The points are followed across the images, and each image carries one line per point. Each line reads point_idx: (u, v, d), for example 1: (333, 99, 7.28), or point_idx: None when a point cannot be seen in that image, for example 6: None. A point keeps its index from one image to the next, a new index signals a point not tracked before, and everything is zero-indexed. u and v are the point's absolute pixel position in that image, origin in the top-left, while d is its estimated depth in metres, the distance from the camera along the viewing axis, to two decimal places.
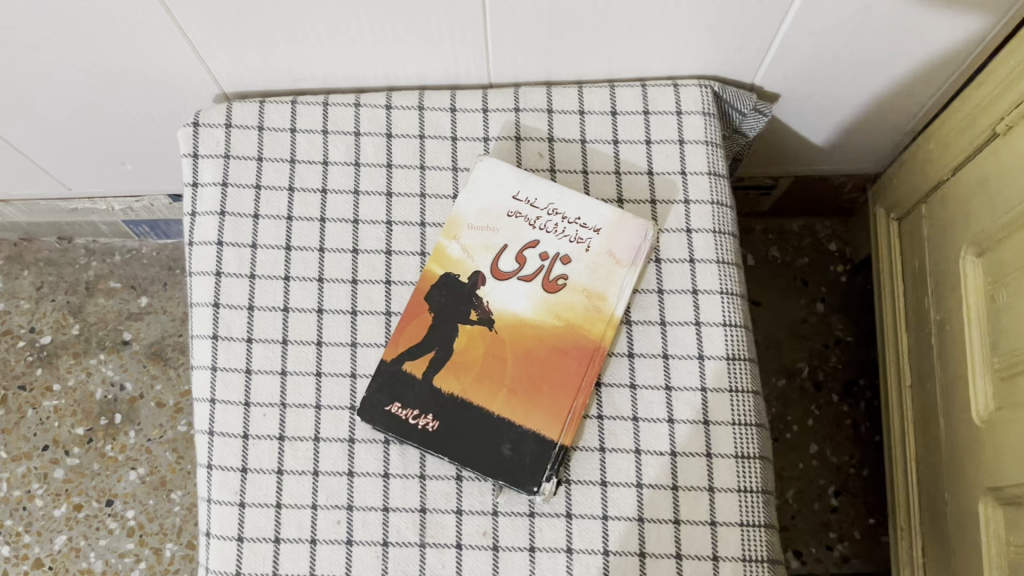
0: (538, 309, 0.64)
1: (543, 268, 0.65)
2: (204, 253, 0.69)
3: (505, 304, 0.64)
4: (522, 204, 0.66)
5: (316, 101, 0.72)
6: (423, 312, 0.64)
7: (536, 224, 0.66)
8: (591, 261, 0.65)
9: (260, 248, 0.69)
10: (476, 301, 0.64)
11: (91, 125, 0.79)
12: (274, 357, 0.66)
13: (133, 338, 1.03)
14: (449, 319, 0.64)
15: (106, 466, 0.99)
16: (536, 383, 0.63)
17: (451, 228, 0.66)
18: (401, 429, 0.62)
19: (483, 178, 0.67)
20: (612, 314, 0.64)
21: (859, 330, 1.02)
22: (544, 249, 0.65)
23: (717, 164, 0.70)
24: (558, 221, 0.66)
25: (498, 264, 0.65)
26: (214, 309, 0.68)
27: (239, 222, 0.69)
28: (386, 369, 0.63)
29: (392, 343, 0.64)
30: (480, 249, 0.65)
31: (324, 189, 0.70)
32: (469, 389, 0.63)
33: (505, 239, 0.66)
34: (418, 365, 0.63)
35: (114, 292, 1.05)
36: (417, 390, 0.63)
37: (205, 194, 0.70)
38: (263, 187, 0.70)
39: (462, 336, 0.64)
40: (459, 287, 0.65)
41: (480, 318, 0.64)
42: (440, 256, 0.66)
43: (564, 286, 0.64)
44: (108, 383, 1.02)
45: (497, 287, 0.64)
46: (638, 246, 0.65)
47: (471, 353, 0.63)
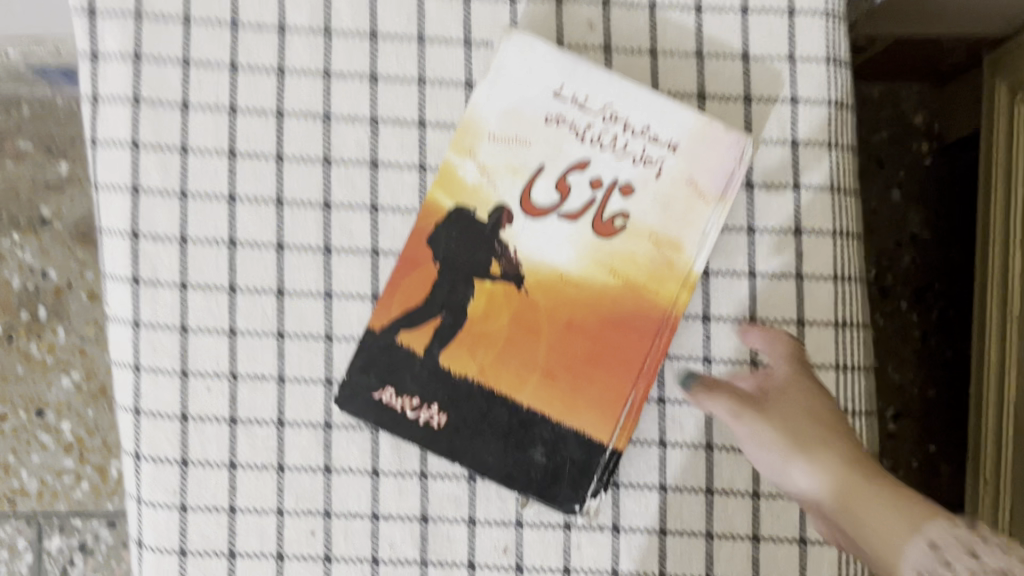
0: (585, 262, 0.46)
1: (594, 202, 0.46)
2: (113, 159, 0.49)
3: (539, 253, 0.46)
4: (566, 105, 0.46)
5: None
6: (424, 262, 0.46)
7: (585, 135, 0.46)
8: (662, 194, 0.46)
9: (191, 153, 0.49)
10: (499, 249, 0.46)
11: None
12: (217, 311, 0.48)
13: (53, 215, 0.84)
14: (460, 274, 0.46)
15: (34, 370, 0.83)
16: (581, 365, 0.46)
17: (464, 140, 0.46)
18: (396, 424, 0.47)
19: (509, 63, 0.46)
20: (689, 270, 0.46)
21: (940, 225, 0.84)
22: (596, 173, 0.46)
23: (839, 46, 0.50)
24: (617, 133, 0.46)
25: (531, 195, 0.46)
26: (132, 241, 0.48)
27: (161, 115, 0.49)
28: (374, 342, 0.46)
29: (381, 306, 0.47)
30: (505, 172, 0.47)
31: (280, 69, 0.49)
32: (490, 371, 0.46)
33: (541, 158, 0.46)
34: (419, 339, 0.46)
35: (26, 155, 0.84)
36: (418, 372, 0.46)
37: (109, 72, 0.48)
38: (193, 64, 0.49)
39: (479, 299, 0.46)
40: (475, 227, 0.46)
41: (505, 272, 0.46)
42: (448, 179, 0.47)
43: (623, 229, 0.46)
44: (27, 270, 0.83)
45: (529, 230, 0.46)
46: (729, 173, 0.46)
47: (492, 324, 0.46)
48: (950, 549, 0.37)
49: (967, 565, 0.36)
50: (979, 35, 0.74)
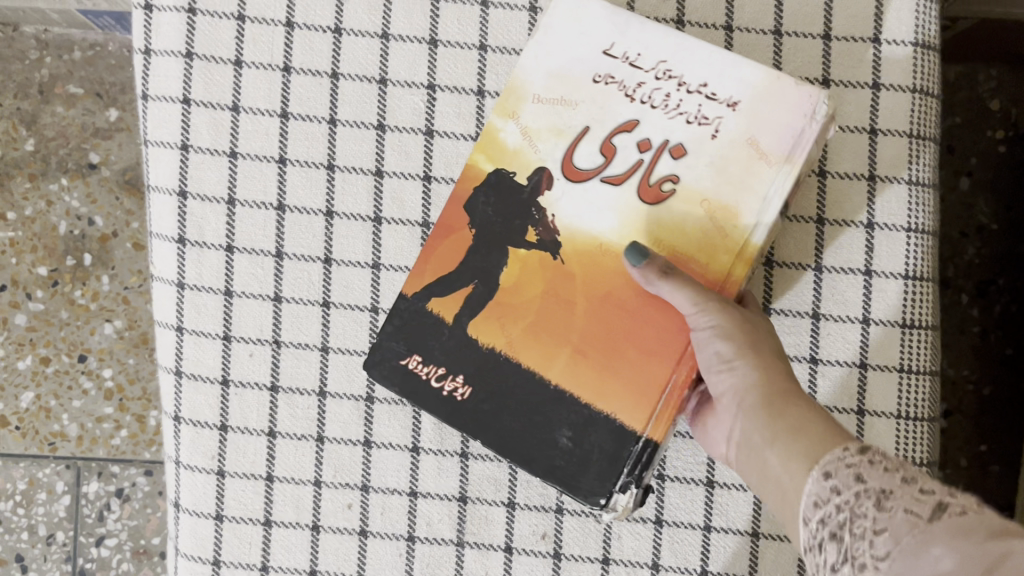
0: (629, 230, 0.43)
1: (642, 164, 0.43)
2: (161, 115, 0.47)
3: (578, 220, 0.44)
4: (617, 63, 0.44)
5: None
6: (458, 227, 0.45)
7: (635, 94, 0.43)
8: (717, 156, 0.42)
9: (243, 112, 0.47)
10: (537, 215, 0.44)
11: None
12: (263, 276, 0.47)
13: (101, 161, 0.83)
14: (494, 240, 0.44)
15: (77, 316, 0.83)
16: (617, 344, 0.43)
17: (508, 103, 0.45)
18: (419, 395, 0.44)
19: (560, 22, 0.44)
20: (746, 242, 0.42)
21: (1009, 216, 0.81)
22: (645, 134, 0.43)
23: (929, 28, 0.47)
24: (670, 91, 0.43)
25: (573, 158, 0.44)
26: (179, 200, 0.47)
27: (214, 71, 0.47)
28: (404, 308, 0.45)
29: (413, 271, 0.45)
30: (549, 135, 0.44)
31: (337, 29, 0.47)
32: (519, 345, 0.44)
33: (586, 119, 0.44)
34: (448, 307, 0.44)
35: (75, 100, 0.83)
36: (445, 341, 0.44)
37: (161, 25, 0.47)
38: (249, 20, 0.47)
39: (512, 268, 0.44)
40: (514, 193, 0.44)
41: (541, 240, 0.44)
42: (490, 142, 0.45)
43: (672, 194, 0.43)
44: (74, 216, 0.83)
45: (569, 195, 0.44)
46: (797, 133, 0.41)
47: (523, 296, 0.44)
48: (842, 476, 0.34)
49: (852, 489, 0.33)
50: None
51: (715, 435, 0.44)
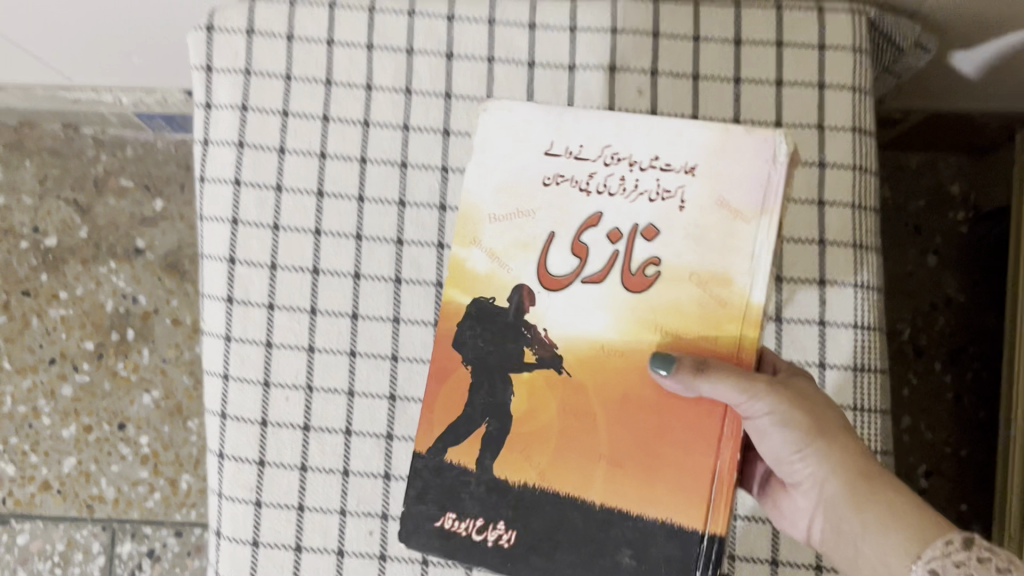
0: (626, 326, 0.42)
1: (618, 254, 0.42)
2: (216, 195, 0.56)
3: (572, 330, 0.42)
4: (563, 160, 0.43)
5: (360, 5, 0.57)
6: (452, 367, 0.44)
7: (590, 187, 0.43)
8: (691, 226, 0.41)
9: (285, 192, 0.56)
10: (529, 333, 0.43)
11: (91, 21, 0.66)
12: (300, 330, 0.55)
13: (146, 247, 0.92)
14: (493, 372, 0.43)
15: (119, 387, 0.91)
16: (648, 447, 0.42)
17: (464, 230, 0.44)
18: (465, 551, 0.44)
19: (492, 139, 0.44)
20: (746, 305, 0.41)
21: (974, 290, 0.88)
22: (613, 223, 0.42)
23: (864, 117, 0.55)
24: (624, 174, 0.42)
25: (546, 265, 0.43)
26: (229, 265, 0.56)
27: (262, 157, 0.56)
28: (428, 464, 0.44)
29: (422, 422, 0.44)
30: (515, 251, 0.43)
31: (365, 121, 0.56)
32: (551, 473, 0.43)
33: (548, 224, 0.43)
34: (468, 454, 0.44)
35: (126, 192, 0.93)
36: (475, 490, 0.44)
37: (220, 120, 0.56)
38: (291, 115, 0.56)
39: (522, 395, 0.43)
40: (498, 318, 0.43)
41: (541, 358, 0.43)
42: (459, 274, 0.44)
43: (657, 277, 0.42)
44: (120, 295, 0.92)
45: (552, 302, 0.43)
46: (765, 181, 0.41)
47: (543, 418, 0.43)
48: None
49: None
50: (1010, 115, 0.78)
51: (792, 516, 0.50)
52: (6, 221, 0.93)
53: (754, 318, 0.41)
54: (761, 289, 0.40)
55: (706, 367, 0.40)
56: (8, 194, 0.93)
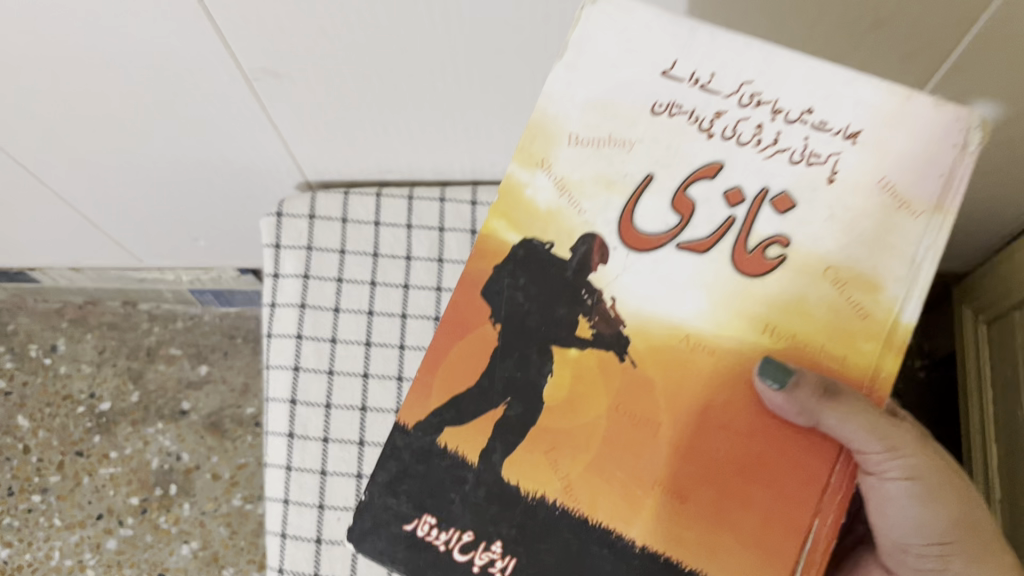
0: (727, 316, 0.35)
1: (734, 221, 0.35)
2: (282, 346, 0.67)
3: (655, 305, 0.35)
4: (684, 87, 0.35)
5: (400, 194, 0.70)
6: (472, 324, 0.37)
7: (713, 130, 0.35)
8: (837, 206, 0.34)
9: (339, 343, 0.67)
10: (590, 300, 0.36)
11: (172, 209, 0.79)
12: (350, 459, 0.65)
13: (191, 408, 1.02)
14: (527, 338, 0.36)
15: (160, 538, 0.98)
16: (729, 484, 0.36)
17: (535, 149, 0.37)
18: (443, 568, 0.37)
19: (597, 39, 0.36)
20: (892, 321, 0.34)
21: (937, 429, 0.98)
22: (734, 181, 0.35)
23: None
24: (763, 122, 0.35)
25: (632, 217, 0.36)
26: (291, 405, 0.66)
27: (320, 316, 0.68)
28: (414, 443, 0.37)
29: (417, 386, 0.37)
30: (595, 189, 0.36)
31: (405, 285, 0.68)
32: (577, 491, 0.36)
33: (647, 167, 0.36)
34: (470, 443, 0.36)
35: (174, 359, 1.04)
36: (468, 493, 0.37)
37: (286, 286, 0.68)
38: (345, 281, 0.68)
39: (562, 383, 0.36)
40: (551, 270, 0.36)
41: (599, 334, 0.36)
42: (513, 204, 0.37)
43: (780, 260, 0.35)
44: (165, 453, 1.01)
45: (637, 276, 0.36)
46: (946, 171, 0.34)
47: (583, 422, 0.36)
48: None
49: None
50: (946, 275, 0.91)
51: None
52: (66, 388, 1.03)
53: (899, 339, 0.34)
54: (916, 308, 0.34)
55: (838, 396, 0.34)
56: (70, 364, 1.04)
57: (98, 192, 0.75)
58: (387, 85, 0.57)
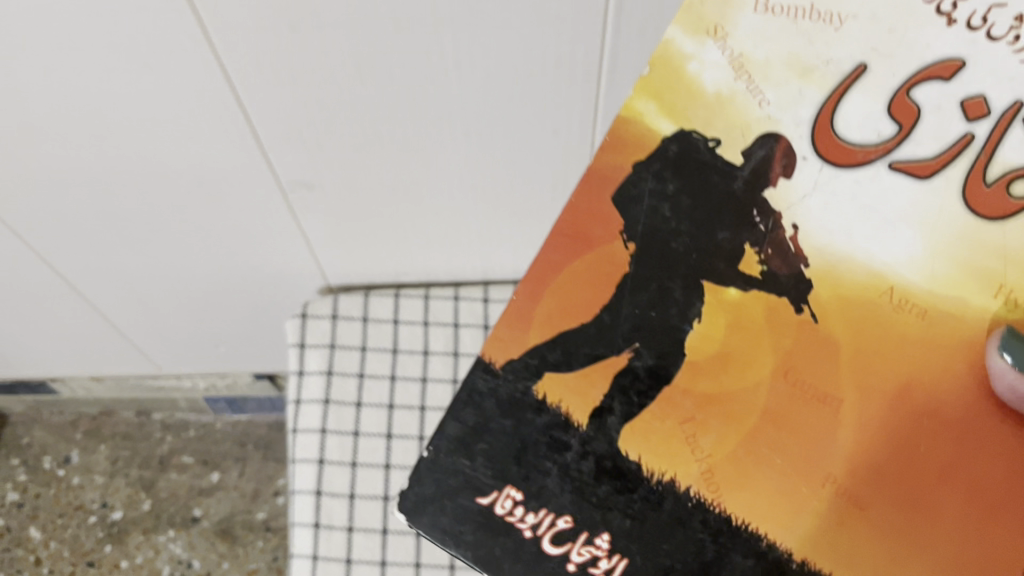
0: (951, 267, 0.27)
1: (972, 140, 0.27)
2: (307, 441, 0.71)
3: (854, 240, 0.28)
4: None
5: (417, 294, 0.76)
6: (595, 239, 0.30)
7: (956, 15, 0.27)
8: None
9: (362, 435, 0.71)
10: (763, 224, 0.29)
11: (196, 315, 0.83)
12: (374, 547, 0.68)
13: (202, 515, 1.04)
14: (668, 264, 0.29)
15: None
16: (920, 484, 0.27)
17: (710, 15, 0.29)
18: (525, 560, 0.28)
19: None
20: None
21: None
22: (977, 88, 0.27)
23: None
24: (1022, 10, 0.27)
25: (833, 118, 0.28)
26: (316, 496, 0.69)
27: (343, 410, 0.71)
28: (501, 390, 0.29)
29: (514, 311, 0.30)
30: (782, 76, 0.28)
31: (424, 378, 0.73)
32: (722, 481, 0.28)
33: (861, 55, 0.28)
34: (585, 398, 0.29)
35: (186, 467, 1.07)
36: (573, 466, 0.29)
37: (310, 383, 0.72)
38: (366, 376, 0.72)
39: (716, 331, 0.29)
40: (707, 179, 0.29)
41: (770, 272, 0.28)
42: (669, 85, 0.29)
43: (1021, 203, 0.27)
44: (175, 560, 1.02)
45: (833, 198, 0.28)
46: None
47: (750, 388, 0.28)
48: None
49: None
50: None
51: None
52: (78, 498, 1.05)
53: None
54: None
55: None
56: (83, 475, 1.06)
57: (129, 299, 0.80)
58: (413, 186, 0.62)
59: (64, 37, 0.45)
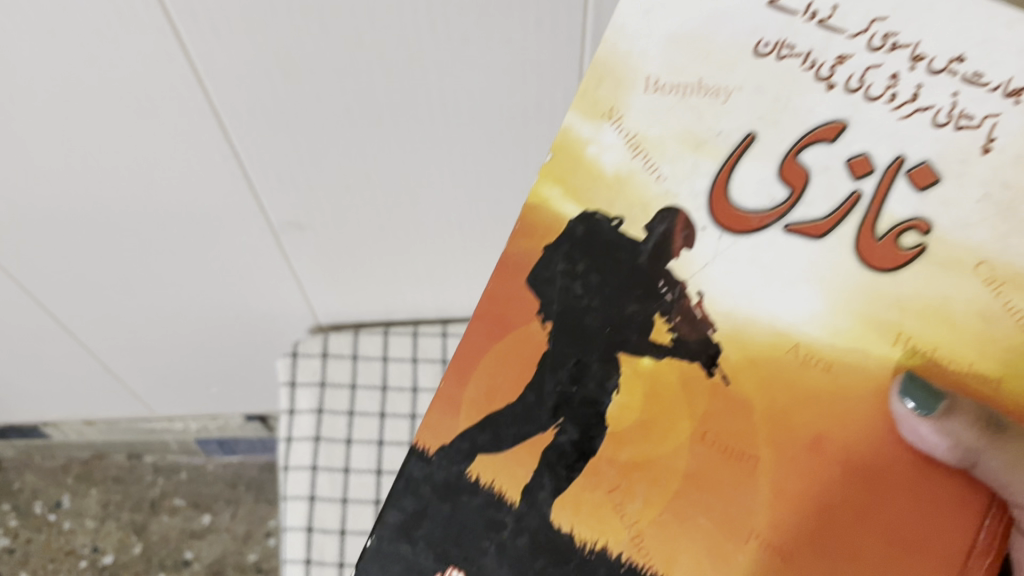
0: (852, 324, 0.27)
1: (860, 198, 0.27)
2: (298, 477, 0.71)
3: (756, 303, 0.27)
4: (795, 21, 0.27)
5: (406, 331, 0.76)
6: (515, 322, 0.30)
7: (835, 78, 0.27)
8: (996, 182, 0.26)
9: (352, 472, 0.71)
10: (670, 293, 0.29)
11: (187, 357, 0.84)
12: None
13: (193, 557, 1.04)
14: (587, 338, 0.29)
15: None
16: (841, 538, 0.27)
17: (603, 96, 0.29)
18: None
19: None
20: None
21: None
22: (860, 147, 0.27)
23: None
24: (900, 70, 0.26)
25: (727, 187, 0.28)
26: (307, 533, 0.70)
27: (334, 447, 0.72)
28: (437, 475, 0.30)
29: (443, 397, 0.30)
30: (675, 149, 0.28)
31: (413, 414, 0.73)
32: (650, 545, 0.28)
33: (746, 123, 0.28)
34: (514, 477, 0.29)
35: (178, 509, 1.07)
36: (510, 541, 0.29)
37: (301, 422, 0.73)
38: (356, 413, 0.73)
39: (633, 401, 0.29)
40: (617, 253, 0.29)
41: (681, 339, 0.28)
42: (573, 168, 0.29)
43: (916, 252, 0.26)
44: None
45: (732, 265, 0.28)
46: None
47: (667, 452, 0.28)
48: None
49: None
50: None
51: None
52: (69, 543, 1.05)
53: None
54: None
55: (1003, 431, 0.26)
56: (74, 519, 1.06)
57: (120, 341, 0.81)
58: (399, 225, 0.63)
59: (63, 83, 0.46)
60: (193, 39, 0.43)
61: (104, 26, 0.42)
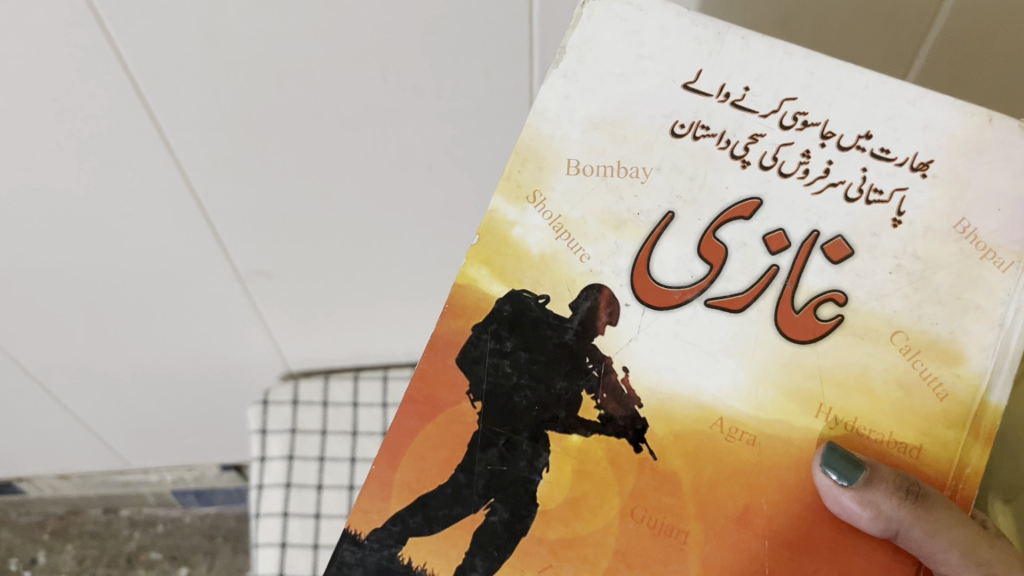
0: (777, 395, 0.26)
1: (778, 271, 0.27)
2: (270, 524, 0.71)
3: (682, 376, 0.27)
4: (710, 102, 0.28)
5: (376, 376, 0.75)
6: (444, 397, 0.27)
7: (749, 157, 0.27)
8: (905, 255, 0.27)
9: (323, 517, 0.71)
10: (597, 370, 0.27)
11: (161, 408, 0.84)
12: None
13: None
14: (517, 416, 0.27)
15: None
16: None
17: (526, 179, 0.28)
18: None
19: (608, 40, 0.28)
20: (981, 403, 0.26)
21: None
22: (775, 223, 0.27)
23: None
24: (809, 146, 0.27)
25: (649, 265, 0.27)
26: None
27: (304, 492, 0.71)
28: (368, 559, 0.26)
29: (372, 480, 0.26)
30: (597, 229, 0.28)
31: None
32: None
33: (667, 201, 0.27)
34: (448, 559, 0.26)
35: (154, 563, 1.05)
36: None
37: (272, 468, 0.72)
38: (327, 457, 0.72)
39: (562, 479, 0.26)
40: (543, 328, 0.27)
41: (608, 416, 0.27)
42: (498, 248, 0.28)
43: (835, 322, 0.27)
44: None
45: (657, 340, 0.27)
46: None
47: (599, 532, 0.26)
48: None
49: None
50: None
51: None
52: None
53: (990, 425, 0.26)
54: (1007, 384, 0.26)
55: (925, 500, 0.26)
56: None
57: (92, 393, 0.80)
58: (364, 272, 0.63)
59: (27, 142, 0.46)
60: (154, 95, 0.44)
61: (65, 87, 0.42)
